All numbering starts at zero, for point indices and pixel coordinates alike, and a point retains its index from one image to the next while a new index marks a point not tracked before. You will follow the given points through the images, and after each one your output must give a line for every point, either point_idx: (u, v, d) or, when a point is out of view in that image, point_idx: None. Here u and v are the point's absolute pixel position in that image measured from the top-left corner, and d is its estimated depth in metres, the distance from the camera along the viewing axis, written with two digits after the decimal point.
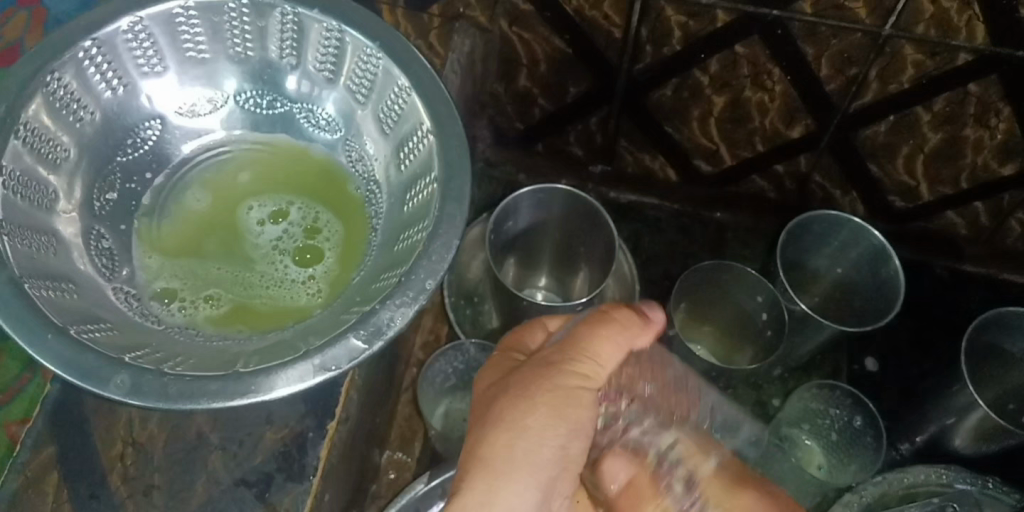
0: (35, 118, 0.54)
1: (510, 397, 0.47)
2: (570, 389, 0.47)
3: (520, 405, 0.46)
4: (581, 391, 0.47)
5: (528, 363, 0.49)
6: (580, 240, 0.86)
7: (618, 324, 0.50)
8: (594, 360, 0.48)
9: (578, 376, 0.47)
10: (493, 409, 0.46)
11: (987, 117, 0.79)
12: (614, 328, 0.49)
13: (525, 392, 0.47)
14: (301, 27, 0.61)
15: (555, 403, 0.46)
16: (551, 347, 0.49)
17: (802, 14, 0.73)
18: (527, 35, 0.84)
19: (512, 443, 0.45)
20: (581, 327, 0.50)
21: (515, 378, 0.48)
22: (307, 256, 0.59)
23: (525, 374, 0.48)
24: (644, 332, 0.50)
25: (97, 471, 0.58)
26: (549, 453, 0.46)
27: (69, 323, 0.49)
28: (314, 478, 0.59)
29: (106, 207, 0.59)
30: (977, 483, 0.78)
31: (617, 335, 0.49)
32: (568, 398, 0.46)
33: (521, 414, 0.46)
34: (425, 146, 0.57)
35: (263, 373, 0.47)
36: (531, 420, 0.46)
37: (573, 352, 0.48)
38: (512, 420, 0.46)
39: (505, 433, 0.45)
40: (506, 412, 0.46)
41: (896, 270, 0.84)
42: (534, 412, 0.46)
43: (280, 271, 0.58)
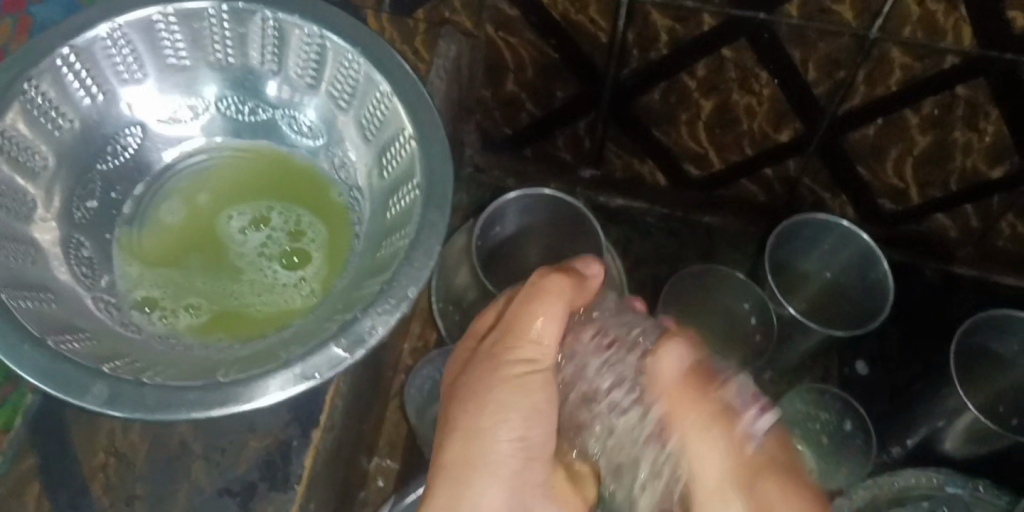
0: (12, 127, 0.54)
1: (462, 401, 0.51)
2: (520, 376, 0.51)
3: (475, 407, 0.51)
4: (531, 375, 0.51)
5: (482, 352, 0.53)
6: (569, 245, 0.86)
7: (548, 293, 0.51)
8: (536, 341, 0.51)
9: (523, 362, 0.51)
10: (452, 413, 0.51)
11: (975, 120, 0.79)
12: (548, 298, 0.51)
13: (477, 390, 0.51)
14: (282, 33, 0.60)
15: (506, 396, 0.50)
16: (498, 336, 0.52)
17: (788, 17, 0.72)
18: (514, 40, 0.83)
19: (473, 445, 0.50)
20: (519, 308, 0.52)
21: (470, 376, 0.52)
22: (292, 260, 0.58)
23: (478, 366, 0.52)
24: (578, 295, 0.52)
25: (78, 481, 0.58)
26: (512, 445, 0.50)
27: (46, 333, 0.49)
28: (298, 486, 0.58)
29: (86, 215, 0.59)
30: (968, 486, 0.79)
31: (550, 308, 0.51)
32: (516, 389, 0.50)
33: (475, 417, 0.50)
34: (407, 152, 0.57)
35: (243, 382, 0.47)
36: (488, 421, 0.50)
37: (515, 338, 0.51)
38: (471, 424, 0.50)
39: (465, 436, 0.50)
40: (461, 417, 0.51)
41: (885, 272, 0.84)
42: (488, 411, 0.50)
43: (263, 276, 0.58)
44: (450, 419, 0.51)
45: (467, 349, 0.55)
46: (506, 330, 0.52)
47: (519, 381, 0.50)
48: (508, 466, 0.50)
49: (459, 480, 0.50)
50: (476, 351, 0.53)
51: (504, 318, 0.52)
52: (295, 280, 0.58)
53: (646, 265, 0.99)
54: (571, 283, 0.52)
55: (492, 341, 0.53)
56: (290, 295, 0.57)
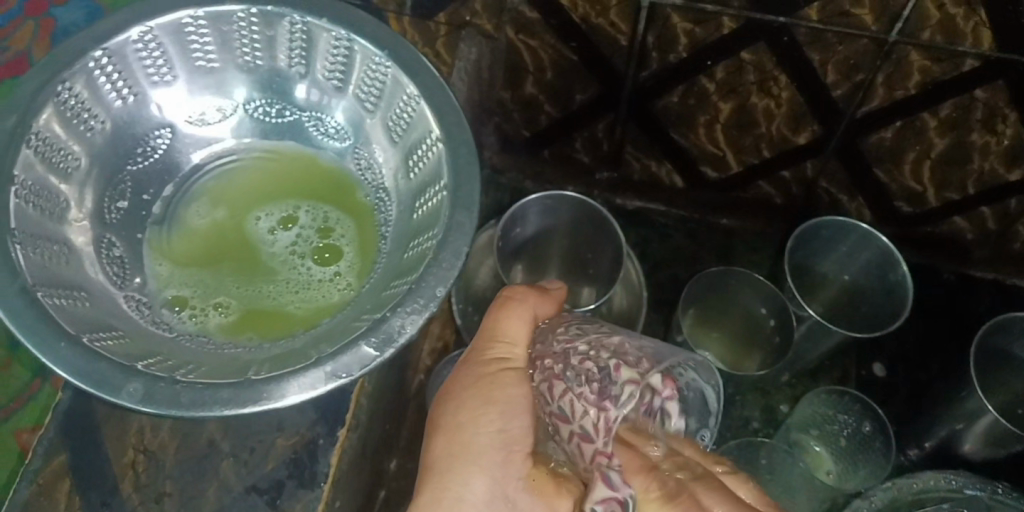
0: (46, 127, 0.54)
1: (442, 406, 0.52)
2: (491, 372, 0.51)
3: (451, 406, 0.51)
4: (501, 369, 0.51)
5: (460, 362, 0.54)
6: (589, 247, 0.87)
7: (512, 298, 0.54)
8: (506, 343, 0.53)
9: (494, 360, 0.52)
10: (436, 417, 0.52)
11: (993, 122, 0.79)
12: (513, 302, 0.54)
13: (450, 390, 0.52)
14: (310, 37, 0.61)
15: (479, 391, 0.51)
16: (471, 346, 0.54)
17: (808, 20, 0.73)
18: (534, 43, 0.83)
19: (451, 443, 0.50)
20: (485, 318, 0.54)
21: (447, 383, 0.53)
22: (324, 256, 0.60)
23: (454, 374, 0.53)
24: (536, 300, 0.54)
25: (109, 478, 0.58)
26: (489, 437, 0.49)
27: (82, 332, 0.50)
28: (325, 485, 0.59)
29: (117, 216, 0.60)
30: (988, 488, 0.77)
31: (514, 311, 0.53)
32: (487, 382, 0.51)
33: (451, 415, 0.51)
34: (434, 154, 0.58)
35: (276, 380, 0.47)
36: (463, 418, 0.50)
37: (483, 343, 0.53)
38: (449, 422, 0.51)
39: (441, 432, 0.51)
40: (440, 418, 0.51)
41: (904, 275, 0.84)
42: (464, 407, 0.51)
43: (299, 274, 0.59)
44: (433, 426, 0.52)
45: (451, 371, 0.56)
46: (475, 340, 0.54)
47: (492, 377, 0.51)
48: (492, 460, 0.49)
49: (441, 480, 0.49)
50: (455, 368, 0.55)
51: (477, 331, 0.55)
52: (329, 276, 0.59)
53: (663, 266, 0.99)
54: (536, 293, 0.55)
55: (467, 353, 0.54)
56: (324, 292, 0.57)
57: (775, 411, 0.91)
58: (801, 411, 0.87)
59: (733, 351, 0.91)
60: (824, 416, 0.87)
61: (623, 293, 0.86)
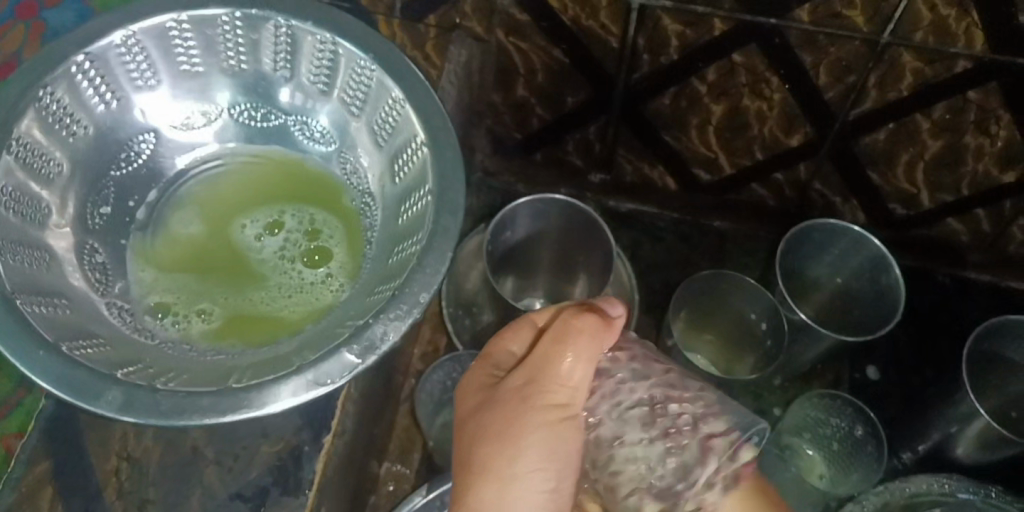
0: (27, 133, 0.54)
1: (489, 441, 0.48)
2: (552, 426, 0.47)
3: (501, 449, 0.48)
4: (558, 414, 0.48)
5: (506, 390, 0.49)
6: (578, 249, 0.86)
7: (576, 333, 0.48)
8: (568, 385, 0.48)
9: (557, 405, 0.48)
10: (481, 455, 0.48)
11: (987, 124, 0.78)
12: (574, 338, 0.48)
13: (499, 427, 0.48)
14: (295, 40, 0.60)
15: (541, 446, 0.47)
16: (524, 374, 0.49)
17: (799, 22, 0.72)
18: (525, 45, 0.83)
19: (499, 496, 0.47)
20: (548, 348, 0.49)
21: (491, 413, 0.49)
22: (314, 258, 0.59)
23: (500, 404, 0.49)
24: (612, 334, 0.49)
25: (92, 485, 0.58)
26: (536, 487, 0.47)
27: (61, 339, 0.49)
28: (310, 492, 0.58)
29: (100, 221, 0.59)
30: (980, 492, 0.77)
31: (580, 352, 0.48)
32: (548, 432, 0.47)
33: (502, 459, 0.48)
34: (419, 158, 0.57)
35: (256, 388, 0.47)
36: (513, 464, 0.48)
37: (545, 381, 0.48)
38: (498, 467, 0.48)
39: (483, 471, 0.48)
40: (485, 457, 0.48)
41: (896, 278, 0.83)
42: (518, 453, 0.48)
43: (289, 278, 0.58)
44: (472, 459, 0.49)
45: (490, 379, 0.51)
46: (532, 371, 0.49)
47: (554, 431, 0.47)
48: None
49: None
50: (497, 390, 0.50)
51: (529, 358, 0.49)
52: (320, 278, 0.58)
53: (656, 269, 0.99)
54: (603, 323, 0.48)
55: (519, 380, 0.49)
56: (311, 297, 0.57)
57: (768, 414, 0.90)
58: (793, 415, 0.86)
59: (726, 354, 0.91)
60: (816, 420, 0.86)
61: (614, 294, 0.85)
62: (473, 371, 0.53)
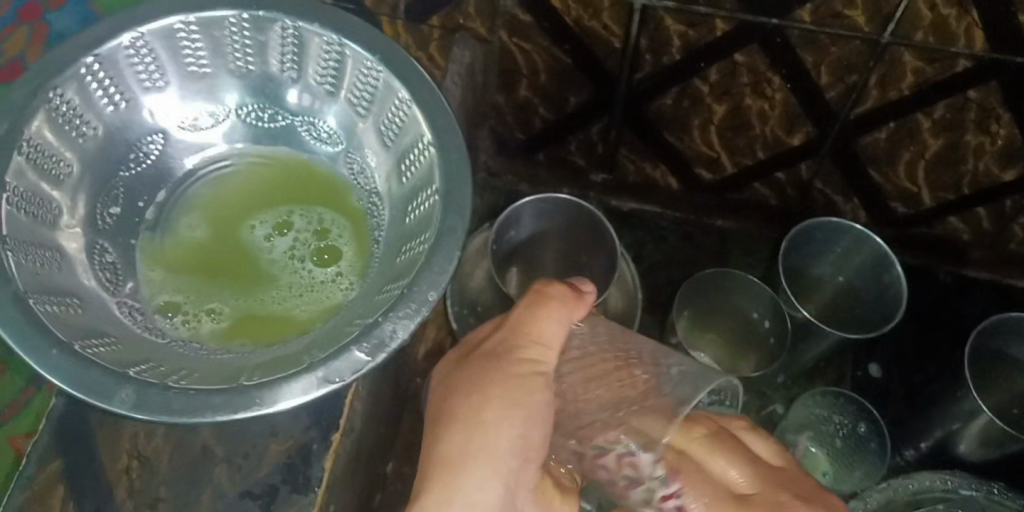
0: (38, 134, 0.54)
1: (461, 396, 0.48)
2: (522, 376, 0.48)
3: (472, 403, 0.48)
4: (530, 370, 0.49)
5: (482, 352, 0.50)
6: (582, 249, 0.87)
7: (549, 297, 0.50)
8: (540, 343, 0.50)
9: (528, 362, 0.49)
10: (451, 406, 0.48)
11: (987, 123, 0.79)
12: (548, 299, 0.50)
13: (472, 382, 0.49)
14: (301, 41, 0.61)
15: (511, 392, 0.48)
16: (501, 336, 0.50)
17: (801, 22, 0.73)
18: (527, 46, 0.83)
19: (468, 440, 0.47)
20: (525, 313, 0.50)
21: (464, 372, 0.49)
22: (323, 257, 0.60)
23: (474, 364, 0.50)
24: (580, 304, 0.51)
25: (103, 484, 0.58)
26: (506, 439, 0.46)
27: (74, 338, 0.50)
28: (319, 490, 0.59)
29: (109, 221, 0.60)
30: (982, 489, 0.78)
31: (553, 312, 0.50)
32: (519, 386, 0.48)
33: (474, 411, 0.47)
34: (426, 158, 0.58)
35: (268, 386, 0.48)
36: (484, 415, 0.47)
37: (519, 337, 0.50)
38: (469, 419, 0.47)
39: (453, 426, 0.47)
40: (457, 411, 0.48)
41: (898, 276, 0.84)
42: (490, 406, 0.47)
43: (299, 277, 0.59)
44: (444, 416, 0.48)
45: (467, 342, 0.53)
46: (507, 334, 0.50)
47: (526, 380, 0.48)
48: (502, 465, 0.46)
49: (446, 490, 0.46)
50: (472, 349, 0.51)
51: (506, 321, 0.51)
52: (330, 276, 0.59)
53: (658, 269, 0.99)
54: (573, 294, 0.51)
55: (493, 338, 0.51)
56: (321, 295, 0.57)
57: (771, 412, 0.91)
58: (796, 413, 0.87)
59: (729, 353, 0.90)
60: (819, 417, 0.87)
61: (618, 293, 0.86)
62: (448, 347, 0.53)
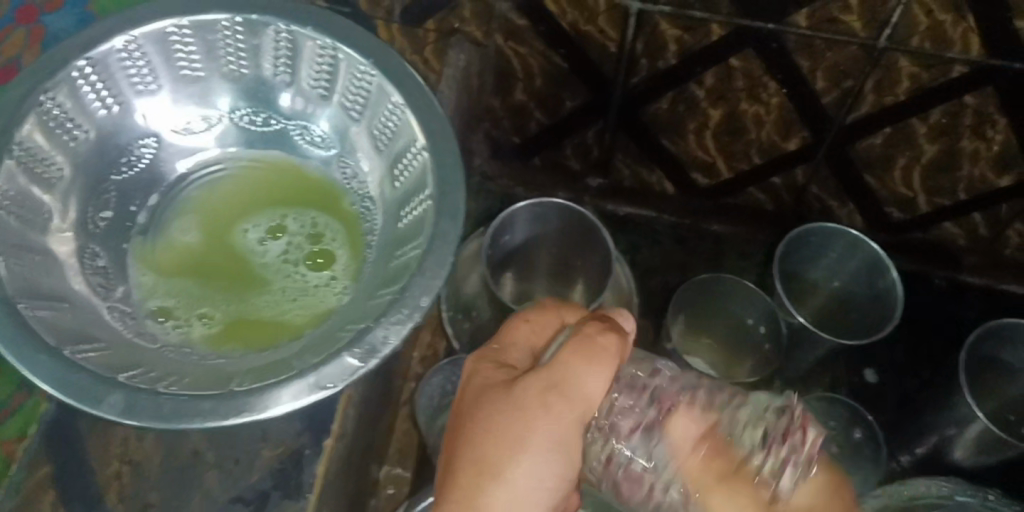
0: (28, 138, 0.54)
1: (498, 441, 0.43)
2: (562, 436, 0.44)
3: (508, 448, 0.43)
4: (574, 422, 0.44)
5: (523, 388, 0.44)
6: (577, 254, 0.86)
7: (598, 345, 0.45)
8: (587, 398, 0.44)
9: (577, 418, 0.44)
10: (488, 461, 0.43)
11: (983, 128, 0.79)
12: (597, 348, 0.45)
13: (508, 424, 0.44)
14: (295, 45, 0.61)
15: (552, 449, 0.43)
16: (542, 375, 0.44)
17: (797, 27, 0.73)
18: (523, 49, 0.83)
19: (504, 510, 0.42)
20: (574, 357, 0.44)
21: (507, 414, 0.44)
22: (317, 261, 0.59)
23: (513, 402, 0.44)
24: (624, 352, 0.46)
25: (93, 489, 0.58)
26: (534, 495, 0.43)
27: (63, 343, 0.49)
28: (311, 495, 0.58)
29: (101, 225, 0.59)
30: (978, 494, 0.77)
31: (602, 366, 0.44)
32: (561, 444, 0.44)
33: (510, 457, 0.43)
34: (419, 163, 0.57)
35: (258, 392, 0.47)
36: (519, 464, 0.43)
37: (570, 387, 0.44)
38: (501, 466, 0.43)
39: (484, 467, 0.43)
40: (491, 454, 0.43)
41: (894, 282, 0.84)
42: (524, 459, 0.43)
43: (292, 281, 0.59)
44: (475, 456, 0.43)
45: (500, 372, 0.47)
46: (551, 377, 0.44)
47: (568, 438, 0.44)
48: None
49: None
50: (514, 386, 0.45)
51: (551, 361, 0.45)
52: (323, 280, 0.58)
53: (654, 273, 0.99)
54: (618, 340, 0.46)
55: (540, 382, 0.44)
56: (314, 299, 0.57)
57: None
58: None
59: (725, 358, 0.90)
60: None
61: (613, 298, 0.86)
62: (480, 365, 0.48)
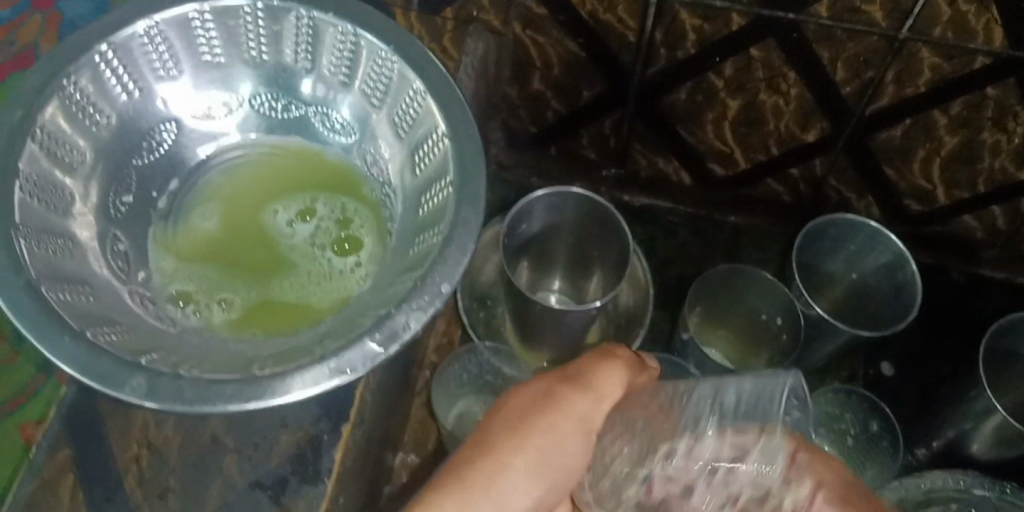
0: (51, 122, 0.54)
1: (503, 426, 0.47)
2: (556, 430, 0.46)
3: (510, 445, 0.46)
4: (577, 432, 0.46)
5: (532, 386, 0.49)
6: (593, 244, 0.86)
7: (610, 355, 0.50)
8: (596, 397, 0.48)
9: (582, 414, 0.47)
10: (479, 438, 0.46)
11: (1005, 121, 0.78)
12: (612, 357, 0.50)
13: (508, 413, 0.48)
14: (316, 31, 0.61)
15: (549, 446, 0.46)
16: (559, 374, 0.49)
17: (818, 17, 0.72)
18: (541, 38, 0.83)
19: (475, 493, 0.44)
20: (589, 359, 0.50)
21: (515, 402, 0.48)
22: (344, 247, 0.60)
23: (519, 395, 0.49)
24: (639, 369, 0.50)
25: (113, 473, 0.58)
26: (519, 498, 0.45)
27: (86, 326, 0.49)
28: (329, 482, 0.58)
29: (121, 210, 0.59)
30: (996, 488, 0.76)
31: (609, 368, 0.49)
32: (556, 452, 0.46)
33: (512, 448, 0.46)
34: (440, 150, 0.57)
35: (280, 376, 0.47)
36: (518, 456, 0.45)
37: (579, 382, 0.48)
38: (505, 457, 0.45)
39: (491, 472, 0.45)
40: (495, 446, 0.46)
41: (914, 274, 0.83)
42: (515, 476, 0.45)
43: (318, 265, 0.59)
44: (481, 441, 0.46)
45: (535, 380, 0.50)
46: (564, 375, 0.49)
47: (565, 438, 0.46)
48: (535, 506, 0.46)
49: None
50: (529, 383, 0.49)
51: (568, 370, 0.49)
52: (349, 266, 0.59)
53: (669, 265, 0.98)
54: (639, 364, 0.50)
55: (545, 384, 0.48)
56: (340, 283, 0.57)
57: None
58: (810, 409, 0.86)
59: (739, 350, 0.91)
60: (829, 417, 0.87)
61: (628, 291, 0.86)
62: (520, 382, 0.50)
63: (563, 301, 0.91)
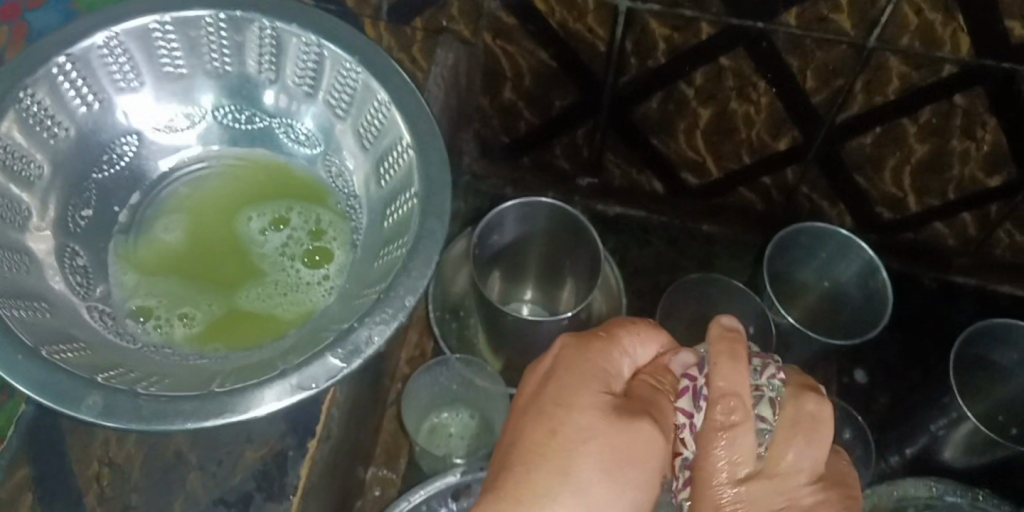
0: (6, 135, 0.53)
1: (613, 440, 0.46)
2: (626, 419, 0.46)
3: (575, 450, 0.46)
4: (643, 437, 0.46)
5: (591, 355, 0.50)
6: (566, 253, 0.86)
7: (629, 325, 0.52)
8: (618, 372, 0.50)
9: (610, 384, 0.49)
10: (554, 427, 0.47)
11: (973, 129, 0.79)
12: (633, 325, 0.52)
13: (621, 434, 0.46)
14: (279, 42, 0.60)
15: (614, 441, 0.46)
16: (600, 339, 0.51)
17: (787, 26, 0.73)
18: (511, 48, 0.83)
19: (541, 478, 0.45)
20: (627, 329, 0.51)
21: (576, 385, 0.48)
22: (314, 258, 0.59)
23: (585, 390, 0.48)
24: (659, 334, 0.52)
25: (74, 492, 0.57)
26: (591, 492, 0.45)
27: (40, 343, 0.48)
28: (294, 497, 0.58)
29: (81, 224, 0.59)
30: (968, 495, 0.76)
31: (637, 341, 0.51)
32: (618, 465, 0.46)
33: (629, 467, 0.46)
34: (404, 161, 0.57)
35: (239, 393, 0.46)
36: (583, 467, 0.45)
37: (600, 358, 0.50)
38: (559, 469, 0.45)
39: (547, 476, 0.45)
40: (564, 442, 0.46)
41: (885, 284, 0.84)
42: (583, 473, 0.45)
43: (287, 276, 0.58)
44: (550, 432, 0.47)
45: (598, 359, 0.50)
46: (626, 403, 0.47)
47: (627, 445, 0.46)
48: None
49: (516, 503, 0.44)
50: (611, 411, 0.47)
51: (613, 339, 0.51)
52: (318, 278, 0.58)
53: (644, 274, 0.98)
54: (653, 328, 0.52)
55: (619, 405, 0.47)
56: (308, 294, 0.57)
57: None
58: None
59: None
60: None
61: (601, 299, 0.86)
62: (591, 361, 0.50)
63: (535, 312, 0.91)
